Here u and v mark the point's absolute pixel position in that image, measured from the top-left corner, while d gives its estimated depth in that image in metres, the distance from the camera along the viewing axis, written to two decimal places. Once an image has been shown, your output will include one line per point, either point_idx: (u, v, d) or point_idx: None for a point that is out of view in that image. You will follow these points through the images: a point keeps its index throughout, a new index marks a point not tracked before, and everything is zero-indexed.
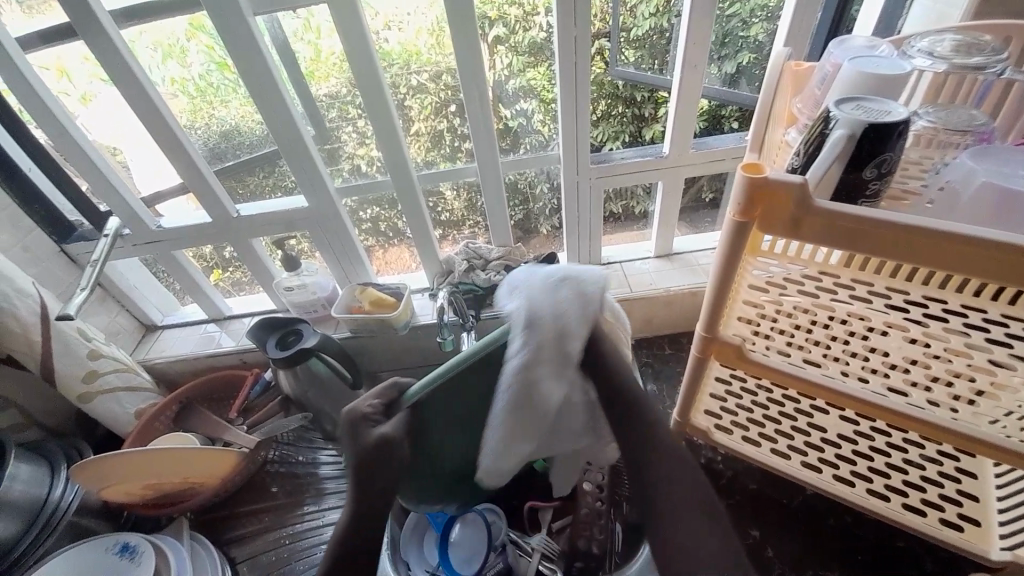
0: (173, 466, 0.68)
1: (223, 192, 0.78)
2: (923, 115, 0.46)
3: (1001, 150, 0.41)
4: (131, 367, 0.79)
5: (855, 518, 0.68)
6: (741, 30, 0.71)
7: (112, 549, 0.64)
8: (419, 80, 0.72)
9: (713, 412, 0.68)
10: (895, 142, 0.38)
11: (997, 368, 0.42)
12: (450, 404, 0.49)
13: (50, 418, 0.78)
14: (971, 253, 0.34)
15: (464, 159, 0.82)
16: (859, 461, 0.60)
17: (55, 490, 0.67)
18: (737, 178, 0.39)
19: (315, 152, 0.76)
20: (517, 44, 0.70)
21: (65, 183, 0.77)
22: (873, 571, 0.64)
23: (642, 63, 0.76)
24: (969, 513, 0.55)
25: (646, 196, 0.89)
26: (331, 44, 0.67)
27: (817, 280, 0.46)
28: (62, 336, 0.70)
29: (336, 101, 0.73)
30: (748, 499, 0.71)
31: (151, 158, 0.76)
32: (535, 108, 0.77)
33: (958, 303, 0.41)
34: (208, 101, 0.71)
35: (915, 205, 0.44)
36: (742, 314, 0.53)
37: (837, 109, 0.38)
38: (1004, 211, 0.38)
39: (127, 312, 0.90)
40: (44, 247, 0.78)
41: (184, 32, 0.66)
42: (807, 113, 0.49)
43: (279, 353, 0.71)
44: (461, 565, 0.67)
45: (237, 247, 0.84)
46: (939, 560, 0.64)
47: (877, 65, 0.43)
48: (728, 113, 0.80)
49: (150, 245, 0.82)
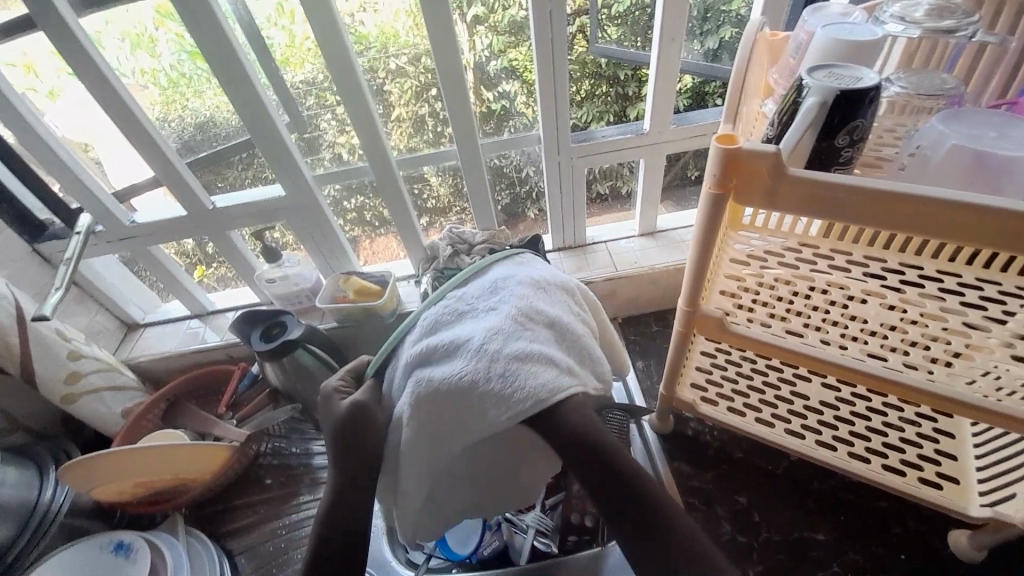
0: (165, 462, 0.68)
1: (197, 185, 0.76)
2: (896, 81, 0.46)
3: (969, 113, 0.42)
4: (114, 366, 0.78)
5: (838, 481, 0.70)
6: (723, 4, 0.70)
7: (106, 548, 0.65)
8: (398, 64, 0.71)
9: (699, 385, 0.69)
10: (867, 108, 0.38)
11: (973, 330, 0.43)
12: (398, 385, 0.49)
13: (35, 420, 0.77)
14: (946, 216, 0.34)
15: (447, 144, 0.80)
16: (840, 426, 0.62)
17: (45, 494, 0.67)
18: (712, 150, 0.39)
19: (292, 142, 0.74)
20: (496, 23, 0.69)
21: (31, 181, 0.75)
22: (855, 531, 0.66)
23: (623, 41, 0.74)
24: (947, 471, 0.57)
25: (631, 175, 0.89)
26: (305, 29, 0.65)
27: (798, 252, 0.47)
28: (40, 337, 0.68)
29: (313, 88, 0.71)
30: (735, 469, 0.73)
31: (123, 153, 0.74)
32: (517, 90, 0.76)
33: (934, 269, 0.41)
34: (181, 92, 0.69)
35: (889, 171, 0.45)
36: (724, 287, 0.55)
37: (810, 77, 0.38)
38: (974, 174, 0.39)
39: (107, 311, 0.88)
40: (15, 247, 0.76)
41: (151, 21, 0.63)
42: (783, 83, 0.49)
43: (264, 346, 0.71)
44: (459, 547, 0.69)
45: (216, 241, 0.83)
46: (917, 518, 0.66)
47: (850, 32, 0.43)
48: (713, 89, 0.79)
49: (125, 242, 0.80)
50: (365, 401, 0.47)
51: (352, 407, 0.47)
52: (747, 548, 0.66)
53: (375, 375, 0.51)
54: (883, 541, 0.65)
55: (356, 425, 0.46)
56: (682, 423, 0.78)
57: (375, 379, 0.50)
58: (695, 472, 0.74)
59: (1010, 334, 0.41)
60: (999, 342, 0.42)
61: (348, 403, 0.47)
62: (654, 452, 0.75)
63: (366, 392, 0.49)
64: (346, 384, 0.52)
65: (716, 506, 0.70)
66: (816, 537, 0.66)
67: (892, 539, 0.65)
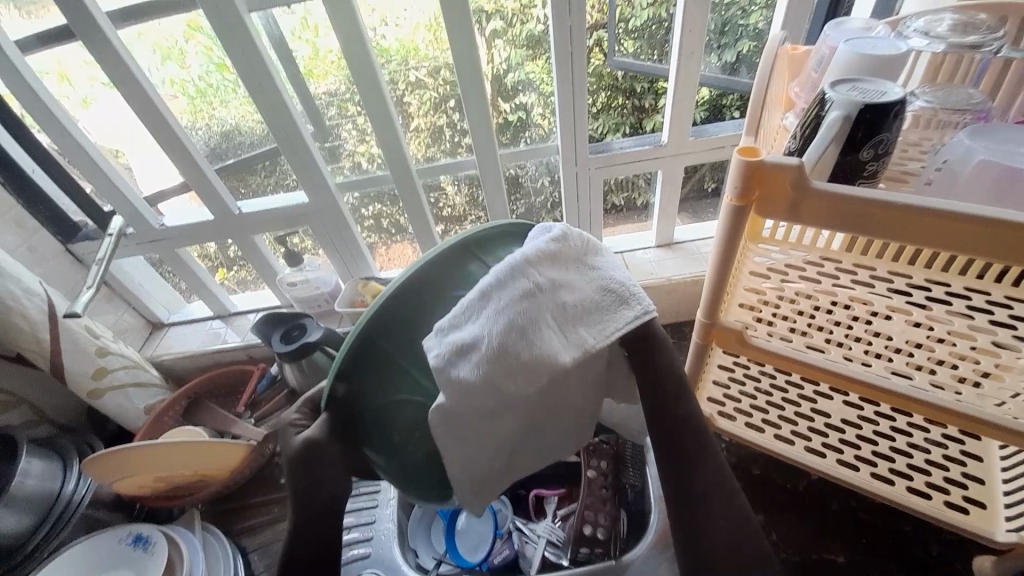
0: (184, 459, 0.69)
1: (224, 189, 0.78)
2: (920, 95, 0.46)
3: (997, 128, 0.41)
4: (139, 363, 0.80)
5: (859, 503, 0.68)
6: (741, 18, 0.71)
7: (125, 540, 0.66)
8: (418, 75, 0.72)
9: (716, 399, 0.67)
10: (891, 123, 0.38)
11: (1001, 349, 0.42)
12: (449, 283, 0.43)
13: (62, 415, 0.79)
14: (979, 233, 0.33)
15: (465, 154, 0.82)
16: (863, 446, 0.61)
17: (68, 485, 0.68)
18: (734, 162, 0.39)
19: (315, 150, 0.76)
20: (514, 37, 0.70)
21: (68, 184, 0.78)
22: (876, 554, 0.64)
23: (640, 54, 0.75)
24: (975, 495, 0.55)
25: (646, 186, 0.89)
26: (330, 42, 0.67)
27: (819, 265, 0.47)
28: (71, 333, 0.71)
29: (336, 98, 0.73)
30: (751, 484, 0.72)
31: (155, 159, 0.77)
32: (535, 102, 0.77)
33: (962, 286, 0.41)
34: (210, 102, 0.72)
35: (914, 185, 0.44)
36: (744, 300, 0.54)
37: (832, 91, 0.39)
38: (1001, 189, 0.38)
39: (134, 310, 0.91)
40: (49, 247, 0.79)
41: (183, 35, 0.66)
42: (803, 99, 0.49)
43: (283, 348, 0.71)
44: (468, 553, 0.70)
45: (240, 244, 0.85)
46: (942, 541, 0.64)
47: (874, 47, 0.43)
48: (730, 101, 0.80)
49: (154, 244, 0.82)
50: (320, 437, 0.39)
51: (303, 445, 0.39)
52: None
53: (331, 404, 0.40)
54: (905, 565, 0.63)
55: (308, 464, 0.39)
56: None
57: (331, 408, 0.40)
58: None
59: None
60: None
61: (300, 441, 0.39)
62: None
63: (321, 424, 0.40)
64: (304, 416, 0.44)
65: None
66: (836, 558, 0.64)
67: (915, 564, 0.63)
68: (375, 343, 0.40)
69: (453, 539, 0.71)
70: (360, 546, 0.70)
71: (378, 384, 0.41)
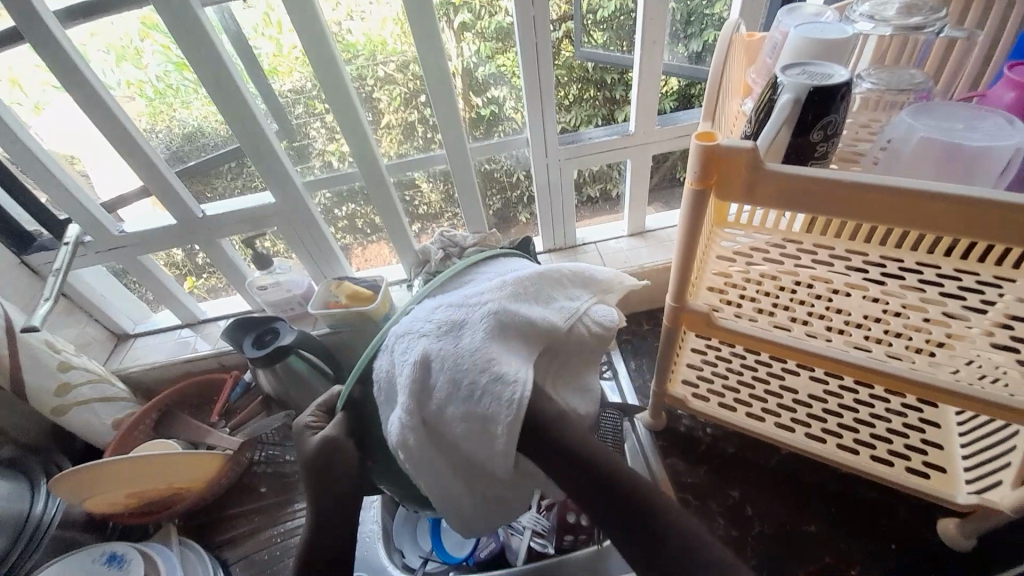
0: (158, 472, 0.67)
1: (187, 193, 0.76)
2: (867, 77, 0.48)
3: (938, 107, 0.43)
4: (104, 377, 0.77)
5: (829, 474, 0.71)
6: (706, 8, 0.72)
7: (98, 560, 0.63)
8: (385, 71, 0.71)
9: (690, 382, 0.69)
10: (839, 104, 0.39)
11: (952, 320, 0.44)
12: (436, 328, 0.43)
13: (25, 434, 0.76)
14: (926, 206, 0.35)
15: (438, 149, 0.81)
16: (829, 418, 0.63)
17: (37, 505, 0.66)
18: (693, 147, 0.40)
19: (282, 150, 0.74)
20: (483, 30, 0.70)
21: (19, 194, 0.75)
22: (845, 522, 0.67)
23: (610, 45, 0.75)
24: (934, 460, 0.58)
25: (619, 176, 0.90)
26: (293, 38, 0.65)
27: (782, 247, 0.48)
28: (29, 349, 0.68)
29: (301, 97, 0.72)
30: (728, 463, 0.74)
31: (111, 163, 0.74)
32: (506, 95, 0.77)
33: (914, 260, 0.43)
34: (169, 103, 0.69)
35: (865, 164, 0.46)
36: (711, 283, 0.56)
37: (783, 75, 0.40)
38: (943, 165, 0.40)
39: (97, 322, 0.88)
40: (2, 259, 0.75)
41: (137, 33, 0.63)
42: (760, 83, 0.51)
43: (256, 353, 0.70)
44: (455, 551, 0.70)
45: (207, 249, 0.83)
46: (906, 506, 0.67)
47: (821, 31, 0.45)
48: (698, 91, 0.81)
49: (115, 252, 0.79)
50: (338, 436, 0.40)
51: (322, 443, 0.39)
52: (740, 540, 0.67)
53: (347, 406, 0.43)
54: (873, 530, 0.66)
55: (325, 466, 0.38)
56: (674, 419, 0.79)
57: (348, 410, 0.43)
58: (689, 468, 0.74)
59: (989, 322, 0.42)
60: (979, 331, 0.43)
61: (318, 440, 0.39)
62: (649, 448, 0.76)
63: (336, 425, 0.41)
64: (318, 419, 0.44)
65: (710, 502, 0.71)
66: (809, 528, 0.67)
67: (882, 528, 0.66)
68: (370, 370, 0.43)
69: (439, 536, 0.71)
70: None
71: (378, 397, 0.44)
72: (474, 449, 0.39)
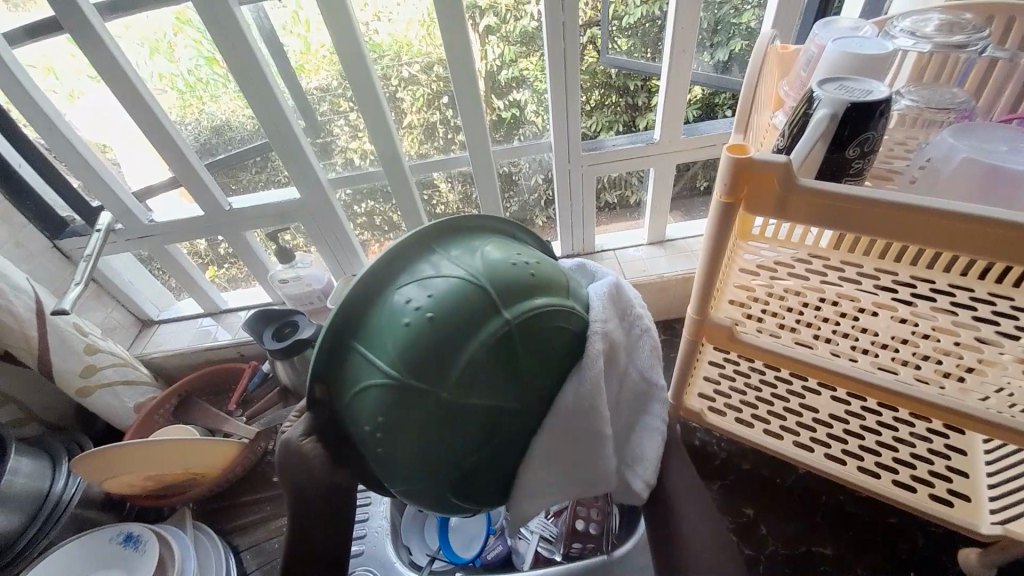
0: (173, 459, 0.69)
1: (215, 186, 0.78)
2: (906, 94, 0.47)
3: (980, 127, 0.42)
4: (128, 361, 0.79)
5: (846, 495, 0.70)
6: (734, 17, 0.71)
7: (116, 539, 0.65)
8: (411, 72, 0.72)
9: (706, 395, 0.68)
10: (877, 121, 0.38)
11: (984, 345, 0.43)
12: (424, 265, 0.41)
13: (51, 414, 0.78)
14: (963, 230, 0.34)
15: (459, 150, 0.81)
16: (849, 439, 0.62)
17: (57, 484, 0.68)
18: (723, 160, 0.40)
19: (308, 146, 0.76)
20: (508, 34, 0.70)
21: (57, 181, 0.77)
22: (862, 545, 0.65)
23: (633, 52, 0.75)
24: (958, 488, 0.57)
25: (639, 183, 0.90)
26: (321, 37, 0.67)
27: (808, 263, 0.47)
28: (58, 331, 0.70)
29: (327, 94, 0.73)
30: (742, 479, 0.73)
31: (143, 153, 0.76)
32: (528, 99, 0.77)
33: (946, 282, 0.42)
34: (199, 96, 0.71)
35: (899, 183, 0.45)
36: (733, 297, 0.55)
37: (820, 89, 0.39)
38: (983, 187, 0.39)
39: (123, 307, 0.90)
40: (36, 243, 0.77)
41: (171, 27, 0.65)
42: (793, 96, 0.50)
43: (275, 345, 0.71)
44: (462, 550, 0.70)
45: (231, 240, 0.84)
46: (927, 532, 0.65)
47: (861, 46, 0.44)
48: (723, 100, 0.80)
49: (144, 240, 0.82)
50: (294, 436, 0.43)
51: (283, 445, 0.44)
52: (751, 559, 0.66)
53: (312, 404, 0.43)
54: (891, 555, 0.64)
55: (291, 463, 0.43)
56: (688, 432, 0.78)
57: (314, 409, 0.44)
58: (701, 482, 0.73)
59: (1023, 350, 0.41)
60: (1011, 358, 0.42)
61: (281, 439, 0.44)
62: None
63: (299, 425, 0.44)
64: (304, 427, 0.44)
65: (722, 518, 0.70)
66: (823, 550, 0.65)
67: (900, 554, 0.64)
68: (344, 331, 0.41)
69: (446, 536, 0.71)
70: (352, 544, 0.70)
71: (346, 366, 0.41)
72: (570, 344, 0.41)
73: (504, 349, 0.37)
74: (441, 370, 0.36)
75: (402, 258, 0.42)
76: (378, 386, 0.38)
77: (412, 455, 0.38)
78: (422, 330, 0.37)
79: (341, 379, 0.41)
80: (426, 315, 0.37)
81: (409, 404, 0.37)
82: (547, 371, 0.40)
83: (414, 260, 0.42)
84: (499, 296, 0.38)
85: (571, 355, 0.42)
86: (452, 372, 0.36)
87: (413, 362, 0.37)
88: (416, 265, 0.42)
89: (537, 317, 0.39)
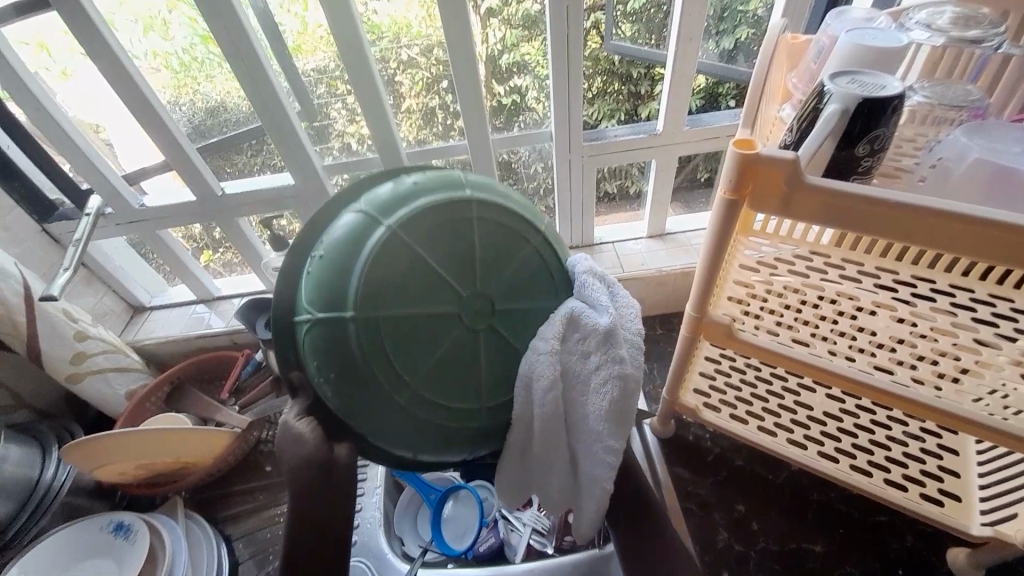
0: (163, 447, 0.68)
1: (206, 170, 0.76)
2: (919, 90, 0.45)
3: (994, 127, 0.41)
4: (119, 348, 0.78)
5: (837, 493, 0.70)
6: (742, 4, 0.69)
7: (106, 527, 0.65)
8: (409, 55, 0.70)
9: (701, 390, 0.68)
10: (889, 118, 0.37)
11: (983, 347, 0.42)
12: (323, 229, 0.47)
13: (41, 400, 0.77)
14: (973, 233, 0.33)
15: (458, 137, 0.80)
16: (844, 438, 0.62)
17: (47, 471, 0.67)
18: (729, 154, 0.38)
19: (301, 130, 0.73)
20: (510, 17, 0.68)
21: (44, 161, 0.75)
22: (853, 543, 0.66)
23: (638, 39, 0.73)
24: (950, 488, 0.57)
25: (640, 175, 0.88)
26: (318, 17, 0.64)
27: (808, 260, 0.46)
28: (47, 317, 0.69)
29: (324, 76, 0.70)
30: (735, 474, 0.73)
31: (132, 133, 0.74)
32: (530, 85, 0.75)
33: (946, 282, 0.41)
34: (193, 76, 0.69)
35: (908, 181, 0.44)
36: (732, 293, 0.55)
37: (831, 83, 0.38)
38: (995, 190, 0.38)
39: (114, 292, 0.89)
40: (24, 226, 0.76)
41: (163, 3, 0.63)
42: (801, 90, 0.49)
43: (268, 334, 0.70)
44: (454, 541, 0.71)
45: (224, 226, 0.83)
46: (916, 531, 0.66)
47: (874, 38, 0.43)
48: (727, 90, 0.78)
49: (135, 224, 0.80)
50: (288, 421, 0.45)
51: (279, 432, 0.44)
52: (742, 555, 0.66)
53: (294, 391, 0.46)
54: (879, 553, 0.65)
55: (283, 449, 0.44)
56: (683, 428, 0.78)
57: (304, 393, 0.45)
58: (694, 477, 0.73)
59: (1021, 353, 0.40)
60: (1008, 361, 0.41)
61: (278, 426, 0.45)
62: (653, 455, 0.75)
63: (293, 408, 0.45)
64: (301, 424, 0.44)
65: (714, 513, 0.70)
66: (813, 547, 0.66)
67: (889, 553, 0.65)
68: (285, 310, 0.46)
69: (439, 527, 0.71)
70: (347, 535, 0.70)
71: (294, 341, 0.46)
72: (481, 252, 0.47)
73: (398, 253, 0.44)
74: (352, 289, 0.42)
75: (308, 233, 0.48)
76: (314, 333, 0.43)
77: (369, 381, 0.43)
78: (326, 269, 0.43)
79: (298, 357, 0.45)
80: (326, 257, 0.44)
81: (344, 328, 0.42)
82: (460, 279, 0.46)
83: (317, 228, 0.48)
84: (379, 216, 0.44)
85: (483, 262, 0.47)
86: (364, 289, 0.42)
87: (331, 296, 0.42)
88: (320, 231, 0.48)
89: (420, 222, 0.45)
